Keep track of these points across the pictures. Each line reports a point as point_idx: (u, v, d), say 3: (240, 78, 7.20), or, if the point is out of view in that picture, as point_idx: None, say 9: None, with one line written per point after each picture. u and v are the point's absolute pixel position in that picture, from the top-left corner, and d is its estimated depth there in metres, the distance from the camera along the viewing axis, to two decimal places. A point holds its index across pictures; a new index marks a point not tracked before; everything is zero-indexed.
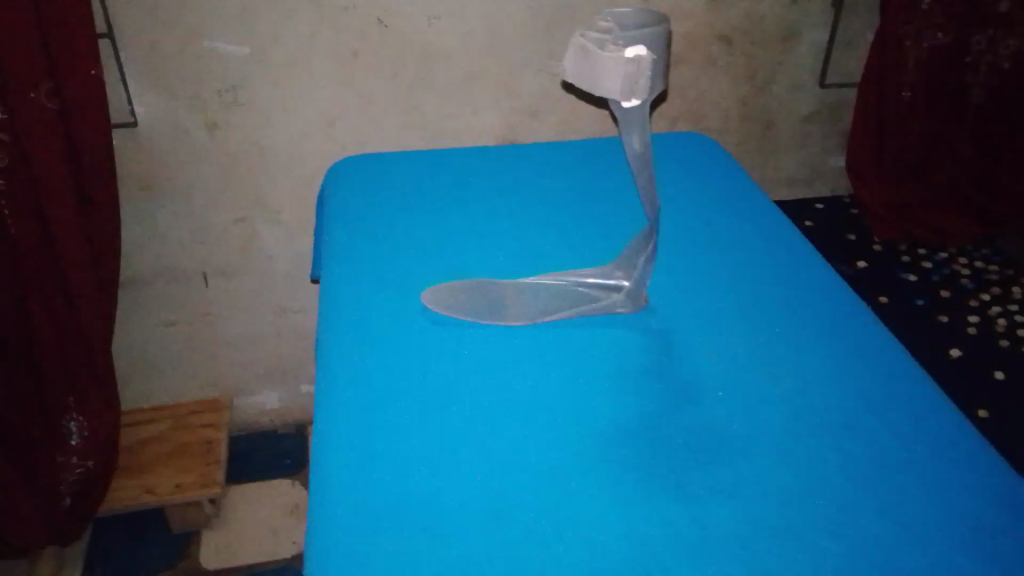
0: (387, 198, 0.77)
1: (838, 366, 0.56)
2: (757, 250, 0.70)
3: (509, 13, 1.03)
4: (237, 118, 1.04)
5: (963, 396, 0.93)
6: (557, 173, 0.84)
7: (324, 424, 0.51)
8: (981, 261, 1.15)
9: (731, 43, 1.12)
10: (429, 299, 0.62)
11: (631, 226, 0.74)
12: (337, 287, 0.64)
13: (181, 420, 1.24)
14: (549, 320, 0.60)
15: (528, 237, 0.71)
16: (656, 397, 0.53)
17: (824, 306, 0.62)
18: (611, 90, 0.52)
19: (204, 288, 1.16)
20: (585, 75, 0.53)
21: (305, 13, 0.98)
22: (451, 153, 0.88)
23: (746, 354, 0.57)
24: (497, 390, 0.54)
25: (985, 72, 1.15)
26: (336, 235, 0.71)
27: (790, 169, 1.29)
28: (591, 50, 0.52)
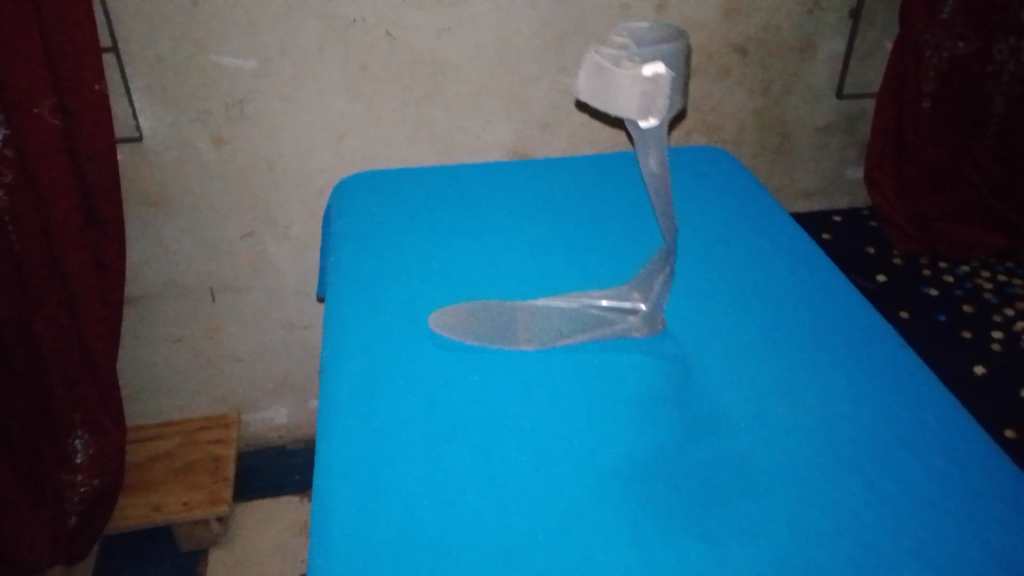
0: (395, 216, 0.76)
1: (865, 395, 0.54)
2: (778, 271, 0.68)
3: (520, 24, 1.01)
4: (245, 132, 1.03)
5: (988, 414, 0.90)
6: (570, 191, 0.82)
7: (327, 455, 0.49)
8: (1005, 274, 1.12)
9: (746, 53, 1.10)
10: (438, 322, 0.60)
11: (647, 246, 0.71)
12: (342, 310, 0.62)
13: (190, 437, 1.22)
14: (563, 343, 0.58)
15: (539, 258, 0.69)
16: (675, 427, 0.51)
17: (849, 331, 0.60)
18: (626, 109, 0.51)
19: (212, 304, 1.15)
20: (599, 94, 0.51)
21: (313, 26, 0.97)
22: (461, 169, 0.86)
23: (768, 381, 0.55)
24: (509, 419, 0.52)
25: (1007, 82, 1.12)
26: (341, 255, 0.70)
27: (807, 182, 1.27)
28: (606, 68, 0.50)
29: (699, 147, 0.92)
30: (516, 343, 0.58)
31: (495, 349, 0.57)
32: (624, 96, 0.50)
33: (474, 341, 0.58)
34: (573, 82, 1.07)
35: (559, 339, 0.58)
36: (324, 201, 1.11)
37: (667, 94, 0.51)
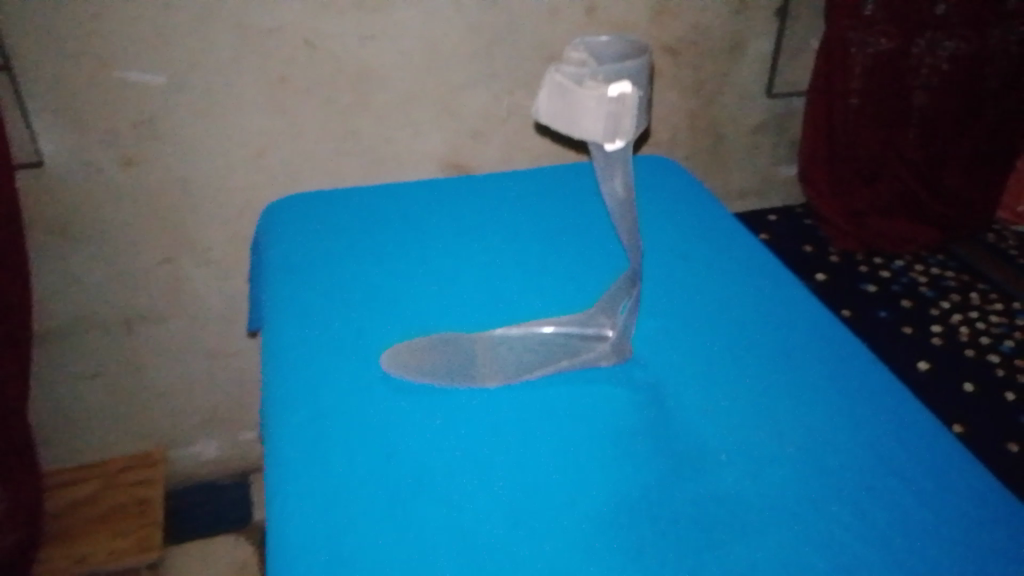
0: (332, 243, 0.71)
1: (844, 416, 0.52)
2: (738, 287, 0.66)
3: (447, 31, 0.97)
4: (158, 151, 0.96)
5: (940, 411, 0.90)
6: (515, 208, 0.79)
7: (278, 523, 0.44)
8: (938, 267, 1.14)
9: (677, 54, 1.09)
10: (389, 362, 0.55)
11: (606, 272, 0.68)
12: (283, 353, 0.57)
13: (112, 479, 1.14)
14: (528, 377, 0.54)
15: (490, 283, 0.66)
16: (654, 464, 0.48)
17: (818, 347, 0.58)
18: (592, 132, 0.48)
19: (130, 336, 1.07)
20: (562, 114, 0.48)
21: (227, 37, 0.91)
22: (399, 188, 0.82)
23: (744, 406, 0.52)
24: (477, 466, 0.47)
25: (927, 75, 1.14)
26: (276, 289, 0.64)
27: (740, 181, 1.26)
28: (569, 87, 0.47)
29: (653, 156, 0.92)
30: (478, 381, 0.54)
31: (456, 388, 0.53)
32: (588, 116, 0.47)
33: (434, 381, 0.54)
34: (506, 88, 1.04)
35: (524, 373, 0.54)
36: (248, 222, 1.05)
37: (635, 113, 0.48)
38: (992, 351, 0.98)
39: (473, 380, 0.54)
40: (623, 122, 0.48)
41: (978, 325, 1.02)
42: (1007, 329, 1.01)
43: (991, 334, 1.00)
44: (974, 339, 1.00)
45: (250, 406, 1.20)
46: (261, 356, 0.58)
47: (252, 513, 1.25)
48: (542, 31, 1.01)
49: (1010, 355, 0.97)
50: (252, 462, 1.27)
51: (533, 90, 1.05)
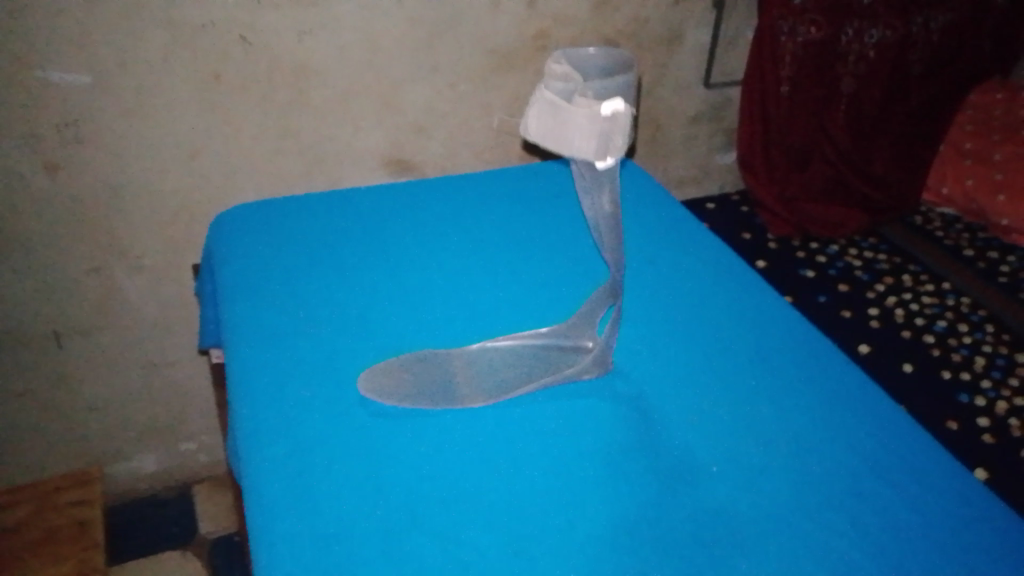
0: (292, 258, 0.71)
1: (823, 422, 0.56)
2: (712, 294, 0.70)
3: (387, 25, 0.95)
4: (83, 155, 0.90)
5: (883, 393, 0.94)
6: (474, 219, 0.80)
7: (280, 556, 0.44)
8: (870, 250, 1.18)
9: (617, 46, 1.09)
10: (365, 385, 0.56)
11: (572, 282, 0.71)
12: (258, 378, 0.57)
13: (45, 500, 1.07)
14: (514, 394, 0.56)
15: (456, 297, 0.67)
16: (649, 479, 0.51)
17: (788, 352, 0.63)
18: (587, 148, 0.56)
19: (59, 350, 1.02)
20: (557, 131, 0.56)
21: (156, 34, 0.86)
22: (355, 197, 0.82)
23: (729, 417, 0.56)
24: (480, 489, 0.49)
25: (854, 61, 1.16)
26: (239, 309, 0.64)
27: (679, 171, 1.28)
28: (563, 108, 0.55)
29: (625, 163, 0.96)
30: (462, 402, 0.56)
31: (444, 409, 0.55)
32: (582, 134, 0.55)
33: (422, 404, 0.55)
34: (447, 82, 1.02)
35: (510, 390, 0.57)
36: (183, 227, 1.00)
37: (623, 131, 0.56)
38: (927, 332, 1.02)
39: (459, 401, 0.56)
40: (614, 139, 0.56)
41: (911, 307, 1.06)
42: (940, 309, 1.06)
43: (925, 315, 1.05)
44: (909, 321, 1.04)
45: (189, 415, 1.16)
46: (226, 380, 0.58)
47: (198, 524, 1.20)
48: (484, 24, 0.99)
49: (944, 335, 1.02)
50: (194, 471, 1.23)
51: (475, 84, 1.04)
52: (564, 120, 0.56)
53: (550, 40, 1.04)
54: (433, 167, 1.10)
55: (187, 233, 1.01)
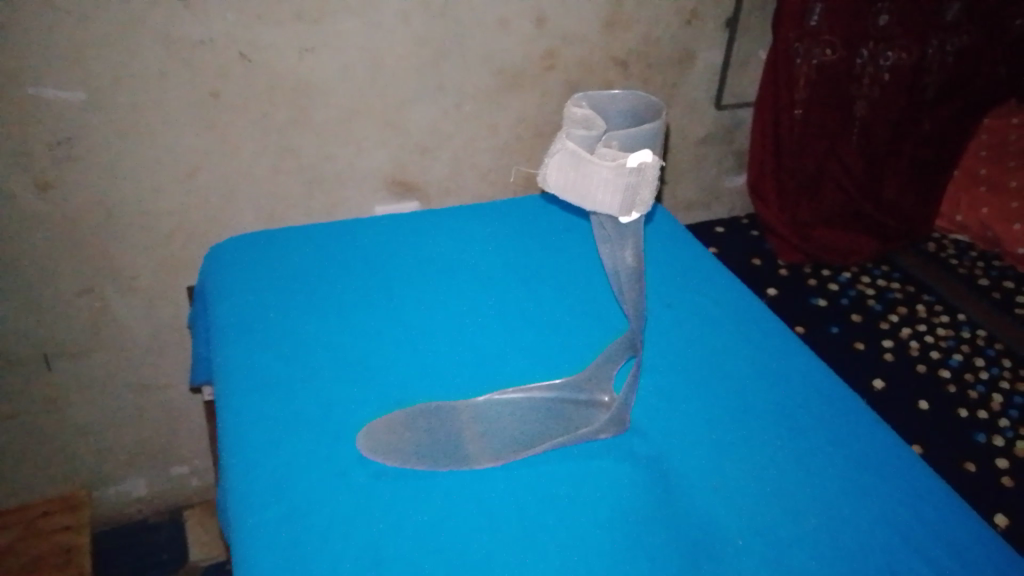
0: (290, 296, 0.69)
1: (848, 490, 0.55)
2: (733, 342, 0.70)
3: (392, 43, 0.92)
4: (75, 174, 0.87)
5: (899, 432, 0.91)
6: (478, 254, 0.79)
7: None
8: (883, 279, 1.16)
9: (627, 67, 1.06)
10: (368, 444, 0.54)
11: (579, 326, 0.69)
12: (252, 427, 0.55)
13: (30, 526, 1.05)
14: (527, 454, 0.55)
15: (461, 345, 0.66)
16: (669, 552, 0.49)
17: (813, 406, 0.63)
18: (609, 203, 0.54)
19: (48, 372, 0.99)
20: (578, 184, 0.55)
21: (153, 51, 0.83)
22: (365, 228, 0.81)
23: (755, 481, 0.55)
24: (491, 557, 0.48)
25: (868, 84, 1.14)
26: (233, 351, 0.62)
27: (688, 193, 1.26)
28: (585, 160, 0.54)
29: None
30: (473, 462, 0.54)
31: (456, 468, 0.53)
32: (605, 188, 0.54)
33: (435, 464, 0.54)
34: (452, 103, 0.99)
35: (523, 449, 0.56)
36: (177, 247, 0.97)
37: (647, 185, 0.54)
38: (942, 366, 1.00)
39: (472, 460, 0.54)
40: (638, 193, 0.55)
41: (926, 340, 1.04)
42: (955, 342, 1.03)
43: (940, 348, 1.02)
44: (924, 354, 1.01)
45: (182, 438, 1.13)
46: (218, 431, 0.56)
47: (190, 551, 1.18)
48: (491, 44, 0.96)
49: (959, 370, 0.99)
50: (186, 496, 1.19)
51: (481, 104, 1.01)
52: (586, 173, 0.54)
53: (559, 60, 1.02)
54: (437, 188, 1.07)
55: (182, 254, 0.98)
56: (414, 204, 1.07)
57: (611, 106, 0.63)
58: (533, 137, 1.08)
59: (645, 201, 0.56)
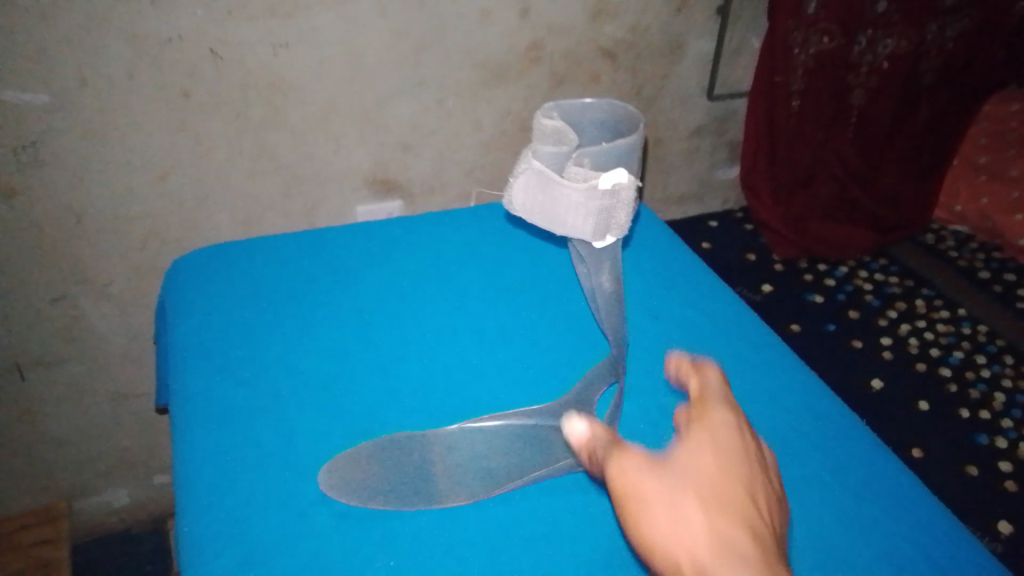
0: (255, 313, 0.68)
1: (848, 517, 0.56)
2: (733, 354, 0.69)
3: (369, 37, 0.88)
4: (42, 179, 0.84)
5: (898, 434, 0.90)
6: (450, 264, 0.77)
7: None
8: (881, 273, 1.15)
9: (615, 58, 1.02)
10: (329, 480, 0.53)
11: (551, 342, 0.68)
12: (207, 459, 0.54)
13: (7, 540, 1.04)
14: (499, 490, 0.53)
15: (434, 368, 0.64)
16: None
17: (813, 427, 0.63)
18: (582, 225, 0.59)
19: (21, 383, 0.96)
20: (547, 206, 0.59)
21: (120, 50, 0.79)
22: (344, 237, 0.79)
23: None
24: None
25: (866, 72, 1.11)
26: (190, 375, 0.61)
27: (679, 187, 1.22)
28: (555, 182, 0.58)
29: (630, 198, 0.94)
30: (441, 500, 0.52)
31: (422, 508, 0.51)
32: (578, 210, 0.59)
33: (399, 502, 0.52)
34: (434, 98, 0.96)
35: (494, 485, 0.54)
36: (151, 252, 0.94)
37: (621, 208, 0.59)
38: (943, 364, 0.98)
39: (439, 498, 0.52)
40: (613, 214, 0.60)
41: (925, 337, 1.02)
42: (955, 339, 1.02)
43: (940, 345, 1.01)
44: (923, 352, 1.00)
45: (163, 445, 1.11)
46: (172, 465, 0.54)
47: (172, 562, 1.15)
48: (473, 36, 0.93)
49: (960, 368, 0.98)
50: (167, 504, 1.17)
51: (465, 99, 0.98)
52: (555, 196, 0.58)
53: (544, 51, 0.98)
54: (420, 186, 1.04)
55: (156, 260, 0.95)
56: (396, 203, 1.04)
57: (586, 119, 0.67)
58: (519, 131, 1.04)
59: (622, 220, 0.61)
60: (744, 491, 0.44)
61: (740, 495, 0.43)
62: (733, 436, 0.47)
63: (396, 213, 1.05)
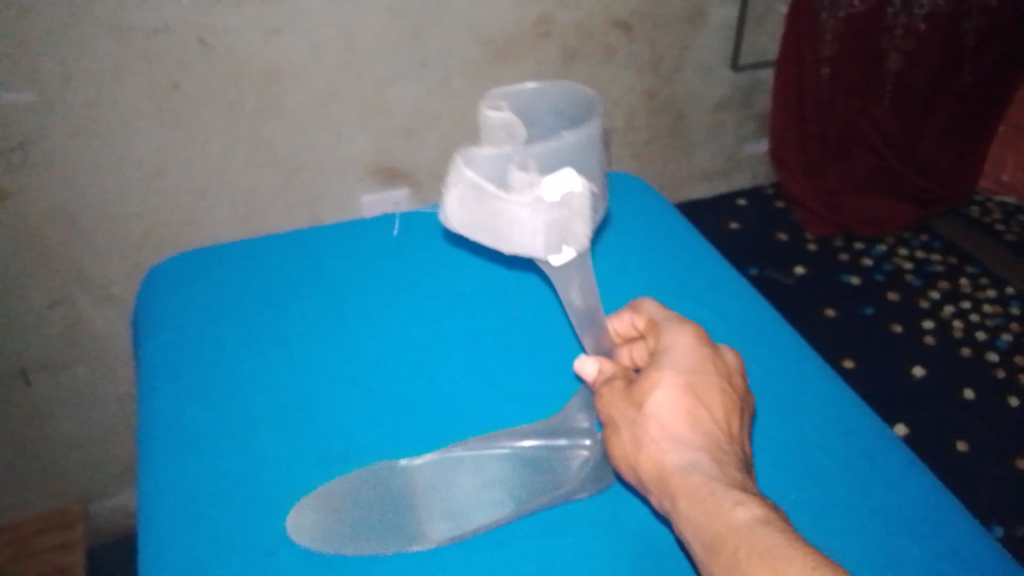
0: (232, 331, 0.69)
1: (892, 510, 0.58)
2: (775, 350, 0.71)
3: (365, 18, 0.83)
4: (32, 182, 0.80)
5: (942, 425, 0.90)
6: (433, 273, 0.77)
7: None
8: (922, 250, 1.14)
9: (631, 30, 0.96)
10: (298, 523, 0.53)
11: (533, 357, 0.67)
12: (175, 490, 0.55)
13: (25, 546, 1.03)
14: (493, 525, 0.53)
15: (418, 382, 0.64)
16: None
17: (854, 421, 0.64)
18: (532, 242, 0.53)
19: (27, 388, 0.93)
20: (491, 223, 0.53)
21: (103, 42, 0.74)
22: (339, 242, 0.80)
23: (806, 506, 0.58)
24: None
25: (901, 35, 1.03)
26: (161, 401, 0.62)
27: (705, 164, 1.16)
28: (495, 197, 0.51)
29: (646, 189, 0.91)
30: (422, 537, 0.52)
31: (397, 549, 0.51)
32: (524, 227, 0.52)
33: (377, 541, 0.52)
34: (437, 80, 0.91)
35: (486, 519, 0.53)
36: (151, 251, 0.90)
37: (575, 219, 0.53)
38: (989, 349, 0.98)
39: (420, 535, 0.52)
40: (568, 227, 0.53)
41: (969, 319, 1.02)
42: (1003, 320, 1.02)
43: (986, 328, 1.01)
44: (967, 335, 1.00)
45: None
46: (138, 496, 0.55)
47: None
48: (476, 12, 0.87)
49: (1007, 352, 0.98)
50: None
51: (470, 79, 0.92)
52: (496, 210, 0.52)
53: (553, 26, 0.92)
54: (427, 173, 0.99)
55: (157, 259, 0.92)
56: (403, 192, 0.99)
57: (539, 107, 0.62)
58: None
59: (579, 236, 0.54)
60: (705, 414, 0.45)
61: (702, 420, 0.45)
62: (690, 352, 0.48)
63: (404, 202, 1.00)
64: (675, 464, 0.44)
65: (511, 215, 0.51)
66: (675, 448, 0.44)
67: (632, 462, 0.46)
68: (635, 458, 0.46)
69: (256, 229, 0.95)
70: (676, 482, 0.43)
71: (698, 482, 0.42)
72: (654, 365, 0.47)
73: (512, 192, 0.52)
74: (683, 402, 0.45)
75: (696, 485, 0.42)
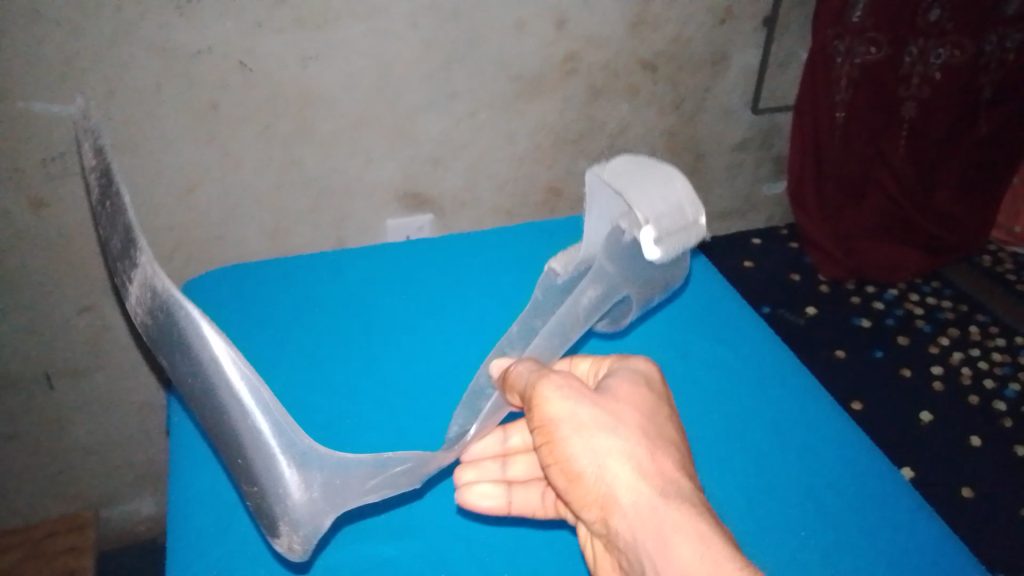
0: (259, 344, 0.72)
1: (893, 547, 0.60)
2: (786, 380, 0.73)
3: (401, 49, 0.85)
4: (68, 191, 0.81)
5: (949, 471, 0.91)
6: (454, 296, 0.79)
7: None
8: (933, 297, 1.18)
9: (655, 71, 0.98)
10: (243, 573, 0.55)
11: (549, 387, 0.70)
12: (199, 496, 0.60)
13: (35, 547, 1.05)
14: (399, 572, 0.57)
15: (437, 409, 0.67)
16: None
17: (862, 455, 0.67)
18: (645, 204, 0.53)
19: (49, 391, 0.95)
20: (626, 178, 0.55)
21: (148, 61, 0.76)
22: (368, 261, 0.83)
23: (810, 537, 0.60)
24: None
25: (917, 84, 1.06)
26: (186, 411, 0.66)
27: (721, 203, 1.19)
28: (648, 169, 0.56)
29: None
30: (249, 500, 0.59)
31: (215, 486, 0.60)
32: (646, 200, 0.54)
33: (198, 322, 0.43)
34: (467, 109, 0.93)
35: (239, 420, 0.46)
36: (178, 263, 0.93)
37: (675, 242, 0.53)
38: (997, 398, 1.00)
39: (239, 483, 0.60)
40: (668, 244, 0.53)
41: (978, 366, 1.04)
42: (1011, 370, 1.04)
43: (994, 376, 1.03)
44: (975, 383, 1.02)
45: None
46: (167, 504, 0.60)
47: None
48: (507, 47, 0.89)
49: (1015, 401, 0.99)
50: None
51: (498, 112, 0.95)
52: (642, 175, 0.56)
53: (581, 64, 0.94)
54: (450, 201, 1.02)
55: (183, 269, 0.94)
56: (427, 217, 1.02)
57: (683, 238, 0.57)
58: (555, 145, 1.02)
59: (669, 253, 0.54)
60: (680, 453, 0.49)
61: (678, 456, 0.48)
62: (656, 395, 0.52)
63: (427, 226, 1.03)
64: (661, 494, 0.44)
65: (670, 181, 0.55)
66: (664, 479, 0.45)
67: (610, 483, 0.45)
68: (616, 474, 0.45)
69: (282, 247, 0.97)
70: (679, 518, 0.43)
71: (708, 528, 0.43)
72: (627, 395, 0.50)
73: (670, 177, 0.55)
74: (662, 434, 0.48)
75: (709, 528, 0.43)
